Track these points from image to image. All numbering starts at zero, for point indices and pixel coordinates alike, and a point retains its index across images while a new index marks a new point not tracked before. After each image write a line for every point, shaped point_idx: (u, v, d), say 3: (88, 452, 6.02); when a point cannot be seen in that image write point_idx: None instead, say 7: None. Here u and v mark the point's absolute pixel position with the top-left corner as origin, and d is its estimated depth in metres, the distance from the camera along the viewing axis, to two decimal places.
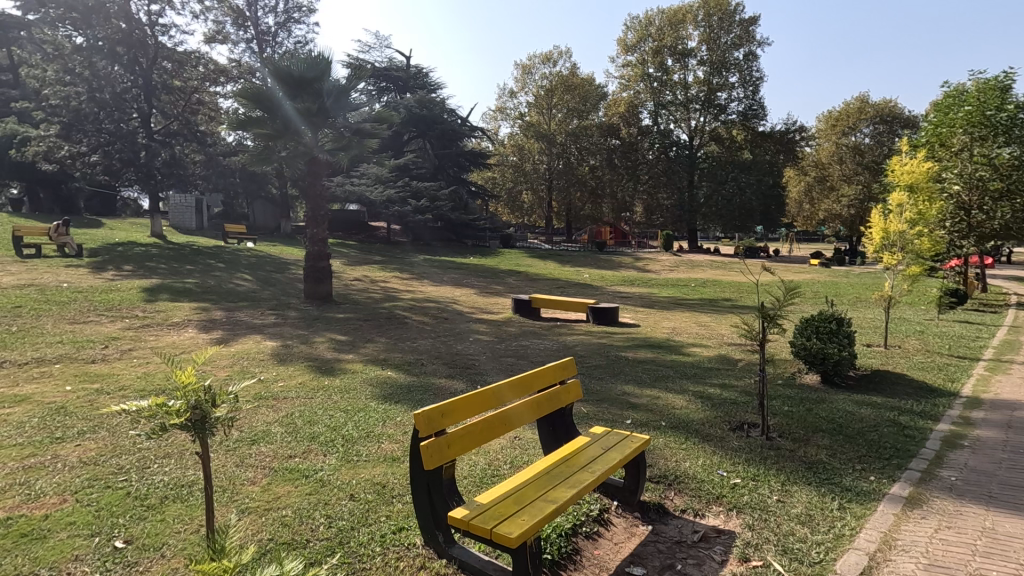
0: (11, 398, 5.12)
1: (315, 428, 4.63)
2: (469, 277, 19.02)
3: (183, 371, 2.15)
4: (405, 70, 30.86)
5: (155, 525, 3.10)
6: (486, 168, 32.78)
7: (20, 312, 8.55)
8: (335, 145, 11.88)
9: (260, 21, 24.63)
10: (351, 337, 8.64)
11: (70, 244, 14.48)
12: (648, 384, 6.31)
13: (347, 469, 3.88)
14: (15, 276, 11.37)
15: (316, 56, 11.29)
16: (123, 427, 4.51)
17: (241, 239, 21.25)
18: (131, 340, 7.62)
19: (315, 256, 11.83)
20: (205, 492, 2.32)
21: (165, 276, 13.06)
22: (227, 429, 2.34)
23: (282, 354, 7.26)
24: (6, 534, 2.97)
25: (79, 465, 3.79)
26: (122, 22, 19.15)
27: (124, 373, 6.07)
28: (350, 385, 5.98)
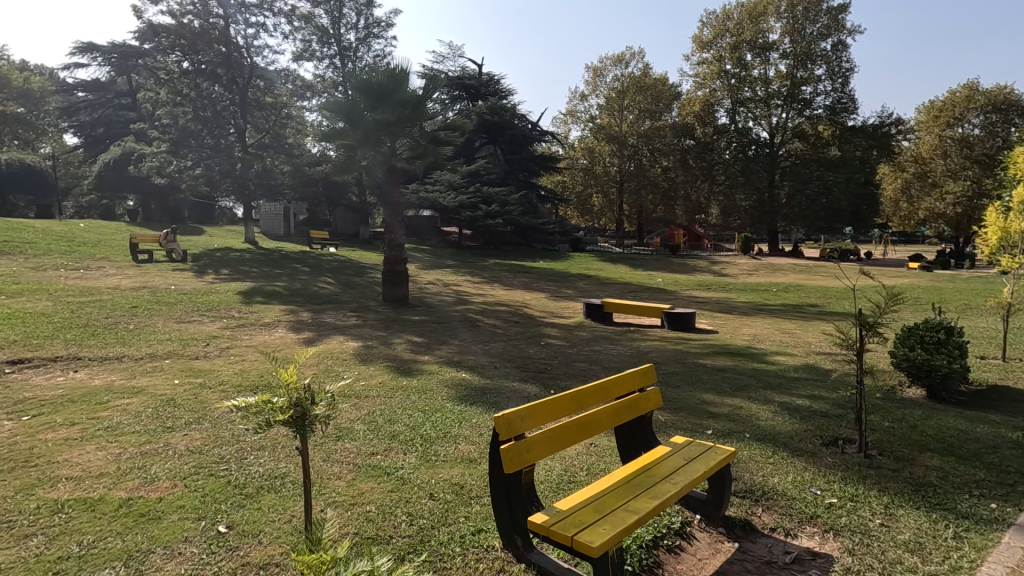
0: (130, 389, 5.66)
1: (395, 427, 4.77)
2: (539, 280, 19.11)
3: (286, 371, 2.29)
4: (477, 78, 31.45)
5: (252, 513, 3.31)
6: (555, 171, 32.81)
7: (137, 312, 9.47)
8: (412, 153, 12.26)
9: (343, 37, 25.93)
10: (426, 339, 8.88)
11: (177, 250, 15.87)
12: (729, 393, 6.02)
13: (427, 469, 3.97)
14: (131, 279, 12.62)
15: (395, 68, 11.67)
16: (226, 420, 4.85)
17: (323, 245, 22.37)
18: (229, 339, 8.22)
19: (392, 261, 12.25)
20: (304, 483, 2.46)
21: (257, 280, 14.01)
22: (325, 426, 2.45)
23: (363, 354, 7.56)
24: (128, 514, 3.26)
25: (187, 453, 4.12)
26: (222, 46, 20.93)
27: (223, 369, 6.53)
28: (427, 385, 6.14)
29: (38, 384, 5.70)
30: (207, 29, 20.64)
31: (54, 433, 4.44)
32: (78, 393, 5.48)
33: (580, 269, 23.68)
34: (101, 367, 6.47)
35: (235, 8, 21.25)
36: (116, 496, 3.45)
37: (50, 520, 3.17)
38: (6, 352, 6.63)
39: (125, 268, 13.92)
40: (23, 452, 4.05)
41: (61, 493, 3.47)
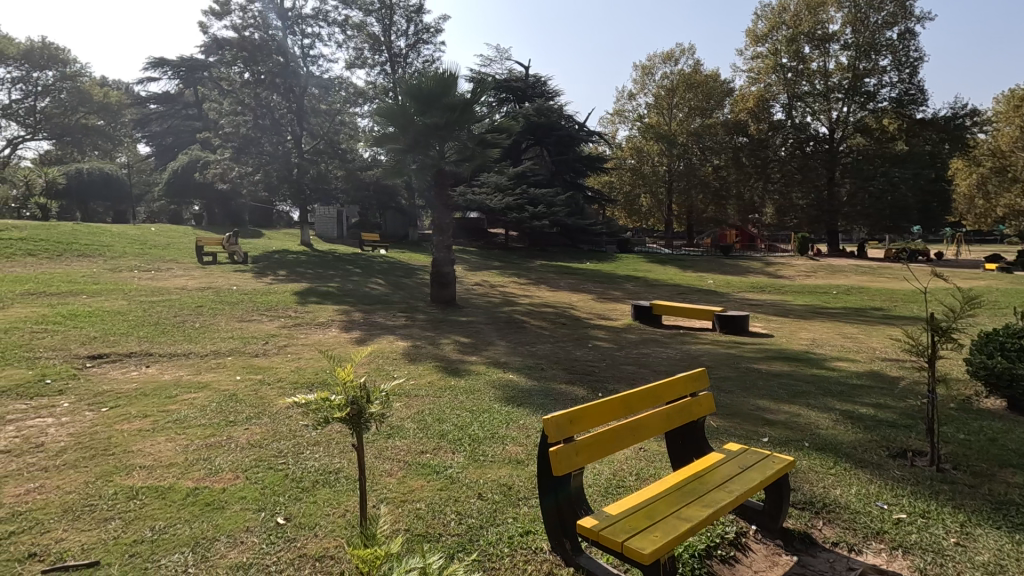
0: (196, 384, 5.99)
1: (443, 426, 4.84)
2: (586, 282, 18.97)
3: (343, 369, 2.36)
4: (524, 81, 31.59)
5: (308, 506, 3.43)
6: (602, 171, 32.55)
7: (202, 311, 10.00)
8: (460, 157, 12.44)
9: (394, 44, 26.59)
10: (474, 339, 8.97)
11: (238, 253, 16.67)
12: (786, 400, 5.79)
13: (475, 468, 4.01)
14: (197, 280, 13.35)
15: (444, 73, 11.84)
16: (284, 415, 5.05)
17: (374, 247, 22.95)
18: (286, 337, 8.56)
19: (440, 262, 12.44)
20: (360, 478, 2.53)
21: (312, 281, 14.53)
22: (380, 423, 2.51)
23: (412, 354, 7.71)
24: (195, 502, 3.45)
25: (248, 447, 4.32)
26: (280, 57, 21.83)
27: (281, 367, 6.81)
28: (474, 386, 6.20)
29: (115, 378, 6.10)
30: (266, 41, 21.60)
31: (129, 424, 4.74)
32: (150, 387, 5.85)
33: (628, 271, 23.35)
34: (170, 363, 6.87)
35: (292, 20, 22.17)
36: (184, 485, 3.65)
37: (127, 505, 3.39)
38: (88, 347, 7.15)
39: (191, 270, 14.74)
40: (103, 441, 4.35)
41: (135, 481, 3.71)
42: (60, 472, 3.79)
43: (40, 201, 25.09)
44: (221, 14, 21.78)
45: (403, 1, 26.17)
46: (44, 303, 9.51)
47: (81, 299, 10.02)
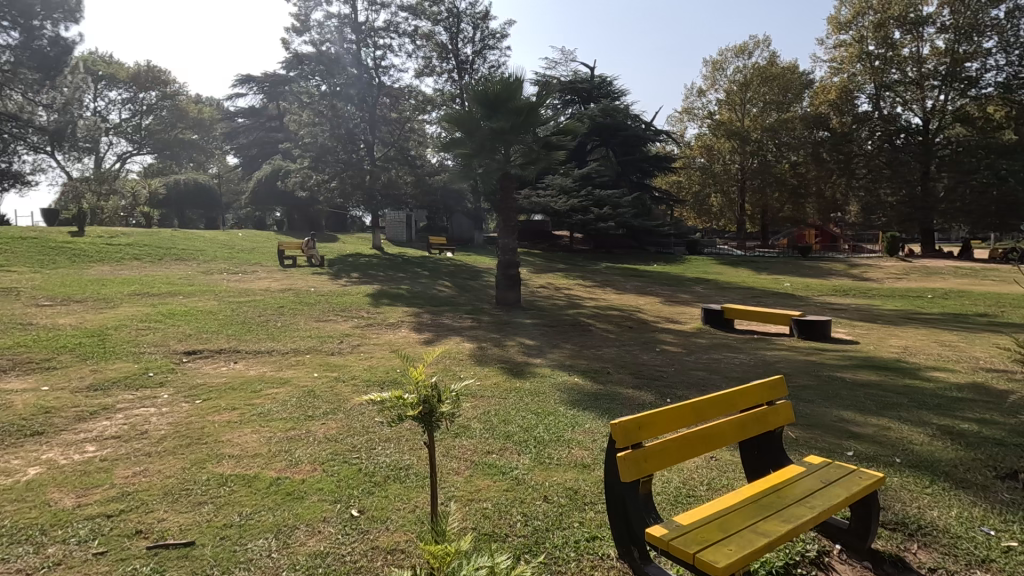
0: (278, 380, 6.37)
1: (509, 427, 4.88)
2: (652, 284, 18.52)
3: (415, 369, 2.43)
4: (590, 81, 31.32)
5: (380, 500, 3.56)
6: (670, 172, 31.95)
7: (283, 311, 10.62)
8: (526, 160, 12.55)
9: (461, 51, 27.19)
10: (539, 342, 8.97)
11: (315, 256, 17.58)
12: (874, 412, 5.39)
13: (541, 471, 4.01)
14: (279, 281, 14.20)
15: (510, 77, 11.91)
16: (357, 412, 5.27)
17: (441, 249, 23.49)
18: (359, 337, 8.94)
19: (506, 265, 12.56)
20: (430, 476, 2.58)
21: (383, 283, 15.10)
22: (451, 423, 2.57)
23: (479, 355, 7.84)
24: (278, 491, 3.67)
25: (325, 440, 4.54)
26: (354, 69, 22.97)
27: (354, 365, 7.12)
28: (540, 388, 6.20)
29: (207, 372, 6.60)
30: (342, 55, 22.81)
31: (220, 415, 5.11)
32: (237, 381, 6.28)
33: (698, 273, 22.59)
34: (254, 359, 7.35)
35: (366, 33, 23.14)
36: (268, 475, 3.90)
37: (218, 491, 3.66)
38: (184, 344, 7.78)
39: (273, 272, 15.70)
40: (197, 431, 4.71)
41: (225, 469, 3.99)
42: (162, 458, 4.14)
43: (145, 210, 27.58)
44: (301, 31, 23.09)
45: (470, 9, 26.73)
46: (148, 302, 10.45)
47: (179, 299, 10.92)
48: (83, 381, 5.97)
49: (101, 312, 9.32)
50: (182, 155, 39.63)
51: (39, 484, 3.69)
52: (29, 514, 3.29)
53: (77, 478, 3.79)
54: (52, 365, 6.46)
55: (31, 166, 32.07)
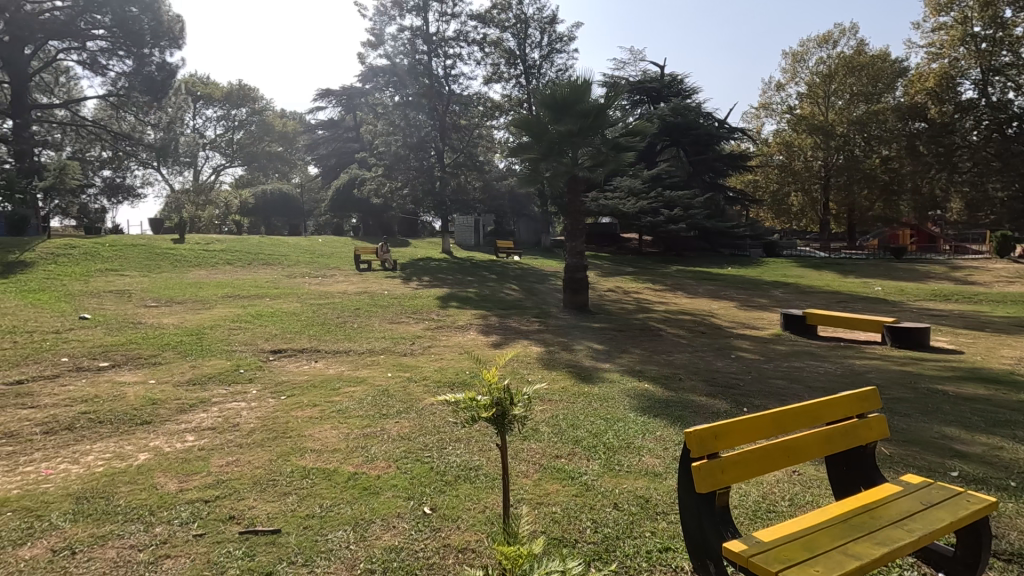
0: (355, 378, 6.69)
1: (578, 432, 4.84)
2: (727, 288, 17.79)
3: (488, 372, 2.47)
4: (660, 80, 30.60)
5: (451, 499, 3.64)
6: (746, 170, 30.48)
7: (359, 313, 11.10)
8: (594, 162, 12.44)
9: (528, 57, 27.40)
10: (608, 346, 8.85)
11: (389, 260, 18.28)
12: (981, 429, 4.90)
13: (611, 477, 3.96)
14: (355, 285, 14.87)
15: (578, 80, 11.85)
16: (429, 412, 5.41)
17: (509, 253, 23.71)
18: (430, 339, 9.18)
19: (573, 268, 12.51)
20: (503, 478, 2.61)
21: (452, 286, 15.45)
22: (523, 425, 2.59)
23: (547, 359, 7.83)
24: (356, 485, 3.84)
25: (398, 439, 4.70)
26: (425, 79, 23.62)
27: (425, 366, 7.32)
28: (609, 393, 6.11)
29: (290, 370, 7.03)
30: (414, 65, 23.50)
31: (302, 411, 5.41)
32: (317, 379, 6.64)
33: (776, 276, 21.45)
34: (333, 358, 7.74)
35: (436, 44, 23.81)
36: (346, 470, 4.08)
37: (301, 482, 3.87)
38: (270, 343, 8.33)
39: (350, 276, 16.46)
40: (282, 425, 5.02)
41: (308, 462, 4.22)
42: (251, 449, 4.44)
43: (237, 218, 29.82)
44: (376, 45, 24.09)
45: (538, 14, 26.90)
46: (239, 304, 11.25)
47: (266, 301, 11.69)
48: (184, 375, 6.53)
49: (200, 313, 10.14)
50: (269, 167, 42.66)
51: (147, 468, 4.05)
52: (140, 496, 3.63)
53: (178, 464, 4.13)
54: (159, 360, 7.10)
55: (142, 180, 35.50)
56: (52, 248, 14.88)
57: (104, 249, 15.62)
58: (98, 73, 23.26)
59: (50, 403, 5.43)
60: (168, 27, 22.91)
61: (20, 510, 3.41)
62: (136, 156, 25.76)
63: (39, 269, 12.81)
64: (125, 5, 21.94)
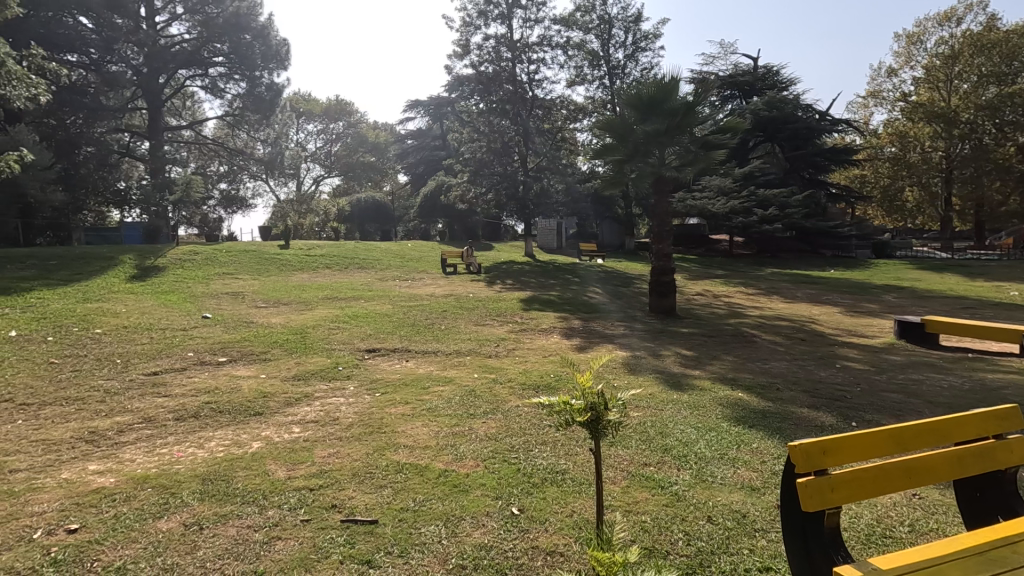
0: (443, 378, 6.91)
1: (667, 440, 4.69)
2: (830, 292, 16.50)
3: (582, 376, 2.46)
4: (753, 73, 29.07)
5: (539, 501, 3.66)
6: (852, 164, 28.16)
7: (447, 315, 11.45)
8: (682, 161, 12.03)
9: (612, 57, 27.05)
10: (697, 353, 8.51)
11: (473, 264, 18.72)
12: None
13: (703, 489, 3.79)
14: (442, 287, 15.37)
15: (665, 78, 11.52)
16: (516, 413, 5.48)
17: (592, 256, 23.48)
18: (514, 341, 9.29)
19: (659, 271, 12.16)
20: (596, 484, 2.59)
21: (535, 289, 15.54)
22: (616, 432, 2.55)
23: (632, 364, 7.66)
24: (446, 482, 3.96)
25: (486, 439, 4.79)
26: (509, 85, 23.99)
27: (511, 368, 7.42)
28: (699, 401, 5.87)
29: (384, 369, 7.38)
30: (498, 72, 23.94)
31: (395, 408, 5.67)
32: (409, 378, 6.93)
33: (888, 280, 19.59)
34: (423, 358, 8.04)
35: (520, 50, 24.12)
36: (437, 466, 4.22)
37: (395, 477, 4.05)
38: (365, 342, 8.80)
39: (437, 279, 17.03)
40: (377, 421, 5.28)
41: (401, 457, 4.40)
42: (350, 443, 4.71)
43: (334, 225, 31.73)
44: (462, 55, 24.81)
45: (622, 13, 26.51)
46: (337, 306, 11.99)
47: (361, 303, 12.38)
48: (290, 371, 7.05)
49: (303, 313, 10.93)
50: (363, 176, 44.10)
51: (260, 456, 4.42)
52: (255, 480, 3.96)
53: (287, 453, 4.48)
54: (269, 356, 7.73)
55: (253, 191, 38.84)
56: (180, 255, 16.67)
57: (221, 254, 17.25)
58: (217, 96, 25.81)
59: (179, 392, 6.07)
60: (276, 50, 25.16)
61: (158, 487, 3.84)
62: (248, 170, 28.24)
63: (170, 273, 14.39)
64: (241, 33, 24.24)
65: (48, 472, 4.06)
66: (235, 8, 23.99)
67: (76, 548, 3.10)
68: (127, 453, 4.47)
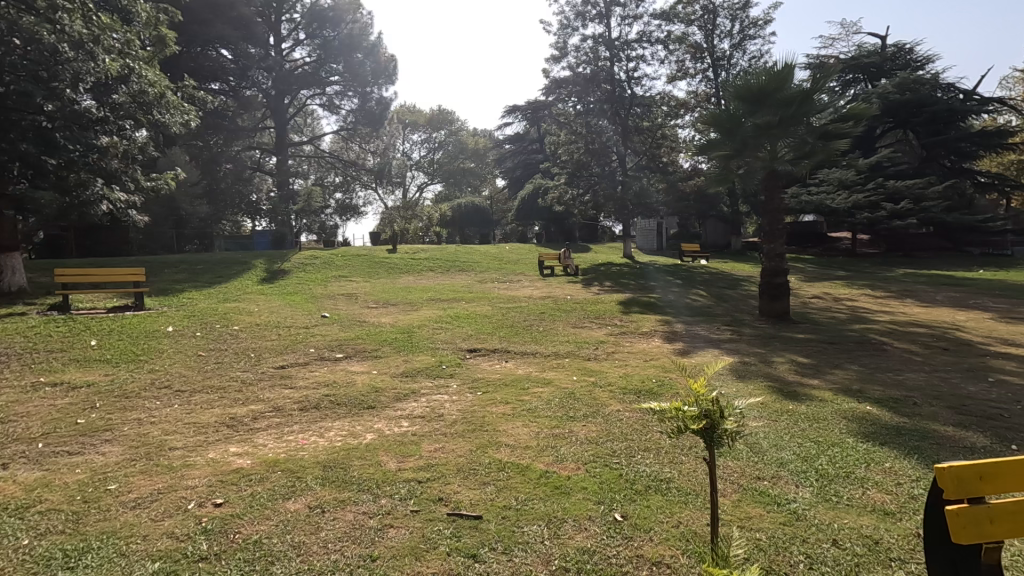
0: (543, 379, 6.95)
1: (783, 453, 4.36)
2: (978, 296, 14.48)
3: (696, 382, 2.37)
4: (880, 53, 26.35)
5: (643, 509, 3.56)
6: (1007, 148, 24.53)
7: (545, 317, 11.51)
8: (797, 154, 11.15)
9: (717, 48, 25.80)
10: (815, 360, 7.85)
11: (571, 266, 18.66)
12: None
13: (826, 509, 3.48)
14: (540, 289, 15.47)
15: (778, 65, 10.73)
16: (617, 418, 5.38)
17: (694, 257, 22.49)
18: (613, 344, 9.13)
19: (771, 273, 11.38)
20: (710, 496, 2.49)
21: (635, 292, 15.17)
22: (732, 442, 2.42)
23: (741, 370, 7.22)
24: (547, 483, 3.98)
25: (587, 442, 4.75)
26: (607, 84, 23.64)
27: (611, 371, 7.31)
28: (819, 413, 5.40)
29: (484, 368, 7.57)
30: (596, 72, 23.69)
31: (496, 407, 5.79)
32: (509, 378, 7.07)
33: None
34: (522, 359, 8.16)
35: (619, 48, 23.70)
36: (538, 467, 4.24)
37: (498, 474, 4.13)
38: (466, 342, 9.08)
39: (535, 281, 17.19)
40: (479, 419, 5.43)
41: (503, 456, 4.49)
42: (454, 439, 4.88)
43: (436, 229, 33.08)
44: (559, 58, 24.85)
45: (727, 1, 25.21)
46: (440, 306, 12.50)
47: (463, 304, 12.80)
48: (399, 368, 7.47)
49: (410, 314, 11.52)
50: (463, 181, 45.50)
51: (373, 448, 4.70)
52: (368, 470, 4.23)
53: (397, 446, 4.73)
54: (379, 354, 8.24)
55: (364, 200, 41.59)
56: (303, 259, 18.27)
57: (337, 259, 18.64)
58: (333, 112, 28.02)
59: (302, 385, 6.64)
60: (384, 67, 26.88)
61: (286, 471, 4.23)
62: (359, 180, 30.31)
63: (294, 276, 15.81)
64: (353, 53, 26.16)
65: (199, 451, 4.62)
66: (349, 30, 26.13)
67: (222, 520, 3.49)
68: (261, 438, 4.97)
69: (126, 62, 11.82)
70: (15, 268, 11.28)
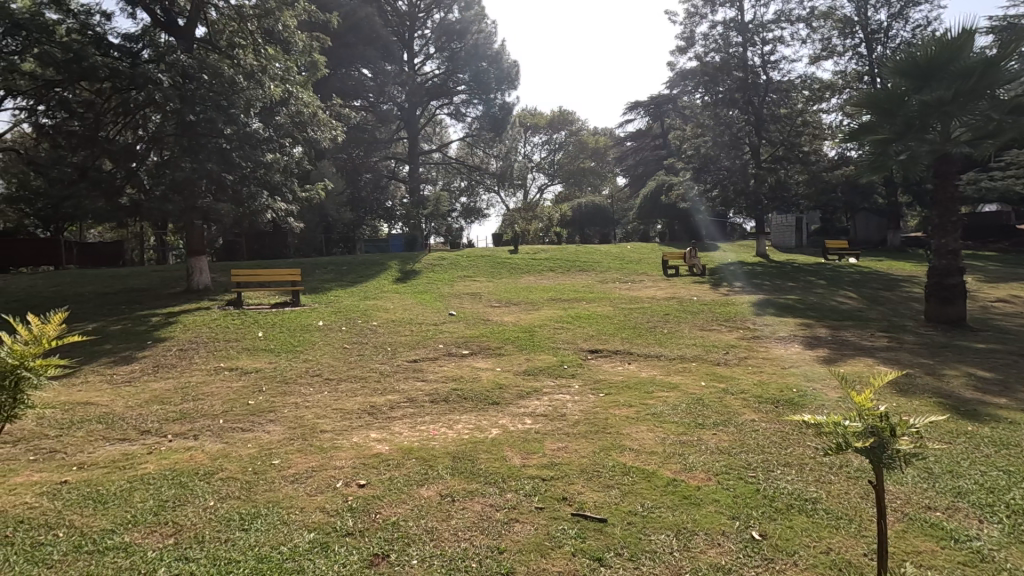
0: (668, 384, 6.66)
1: (961, 481, 3.75)
2: None
3: (860, 394, 2.15)
4: None
5: (784, 529, 3.27)
6: None
7: (669, 318, 11.04)
8: (978, 135, 9.50)
9: (871, 20, 22.99)
10: (1001, 375, 6.66)
11: (698, 265, 17.70)
12: None
13: (1022, 553, 2.94)
14: (664, 290, 14.88)
15: (954, 32, 9.22)
16: (751, 428, 5.00)
17: (842, 255, 20.25)
18: (746, 349, 8.50)
19: (942, 272, 9.92)
20: (877, 525, 2.21)
21: (771, 293, 14.00)
22: (908, 465, 2.14)
23: (904, 383, 6.32)
24: (675, 492, 3.80)
25: (718, 452, 4.47)
26: (739, 71, 22.11)
27: (743, 378, 6.81)
28: (1009, 438, 4.57)
29: (606, 370, 7.45)
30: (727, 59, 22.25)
31: (619, 410, 5.67)
32: (632, 380, 6.89)
33: None
34: (646, 361, 7.92)
35: (753, 31, 22.08)
36: (665, 474, 4.07)
37: (624, 477, 4.05)
38: (587, 343, 9.00)
39: (659, 281, 16.58)
40: (602, 421, 5.34)
41: (628, 460, 4.37)
42: (578, 439, 4.86)
43: (556, 229, 33.29)
44: (686, 48, 23.73)
45: None
46: (561, 306, 12.55)
47: (585, 305, 12.73)
48: (522, 366, 7.59)
49: (531, 313, 11.72)
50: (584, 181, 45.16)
51: (498, 442, 4.84)
52: (495, 464, 4.36)
53: (521, 442, 4.82)
54: (503, 352, 8.47)
55: (488, 203, 43.06)
56: (432, 260, 19.34)
57: (463, 259, 19.47)
58: (460, 120, 29.35)
59: (433, 378, 7.06)
60: (507, 72, 27.65)
61: (419, 459, 4.49)
62: (483, 183, 31.44)
63: (425, 276, 16.79)
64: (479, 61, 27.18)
65: (346, 435, 5.09)
66: (474, 41, 27.38)
67: (364, 500, 3.81)
68: (397, 426, 5.34)
69: (286, 87, 13.43)
70: (201, 268, 13.27)
